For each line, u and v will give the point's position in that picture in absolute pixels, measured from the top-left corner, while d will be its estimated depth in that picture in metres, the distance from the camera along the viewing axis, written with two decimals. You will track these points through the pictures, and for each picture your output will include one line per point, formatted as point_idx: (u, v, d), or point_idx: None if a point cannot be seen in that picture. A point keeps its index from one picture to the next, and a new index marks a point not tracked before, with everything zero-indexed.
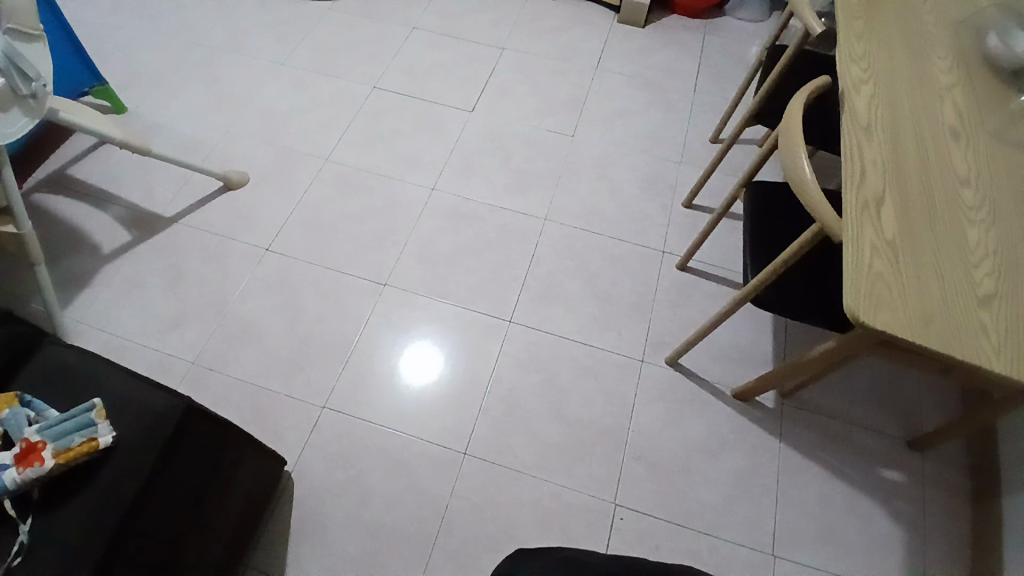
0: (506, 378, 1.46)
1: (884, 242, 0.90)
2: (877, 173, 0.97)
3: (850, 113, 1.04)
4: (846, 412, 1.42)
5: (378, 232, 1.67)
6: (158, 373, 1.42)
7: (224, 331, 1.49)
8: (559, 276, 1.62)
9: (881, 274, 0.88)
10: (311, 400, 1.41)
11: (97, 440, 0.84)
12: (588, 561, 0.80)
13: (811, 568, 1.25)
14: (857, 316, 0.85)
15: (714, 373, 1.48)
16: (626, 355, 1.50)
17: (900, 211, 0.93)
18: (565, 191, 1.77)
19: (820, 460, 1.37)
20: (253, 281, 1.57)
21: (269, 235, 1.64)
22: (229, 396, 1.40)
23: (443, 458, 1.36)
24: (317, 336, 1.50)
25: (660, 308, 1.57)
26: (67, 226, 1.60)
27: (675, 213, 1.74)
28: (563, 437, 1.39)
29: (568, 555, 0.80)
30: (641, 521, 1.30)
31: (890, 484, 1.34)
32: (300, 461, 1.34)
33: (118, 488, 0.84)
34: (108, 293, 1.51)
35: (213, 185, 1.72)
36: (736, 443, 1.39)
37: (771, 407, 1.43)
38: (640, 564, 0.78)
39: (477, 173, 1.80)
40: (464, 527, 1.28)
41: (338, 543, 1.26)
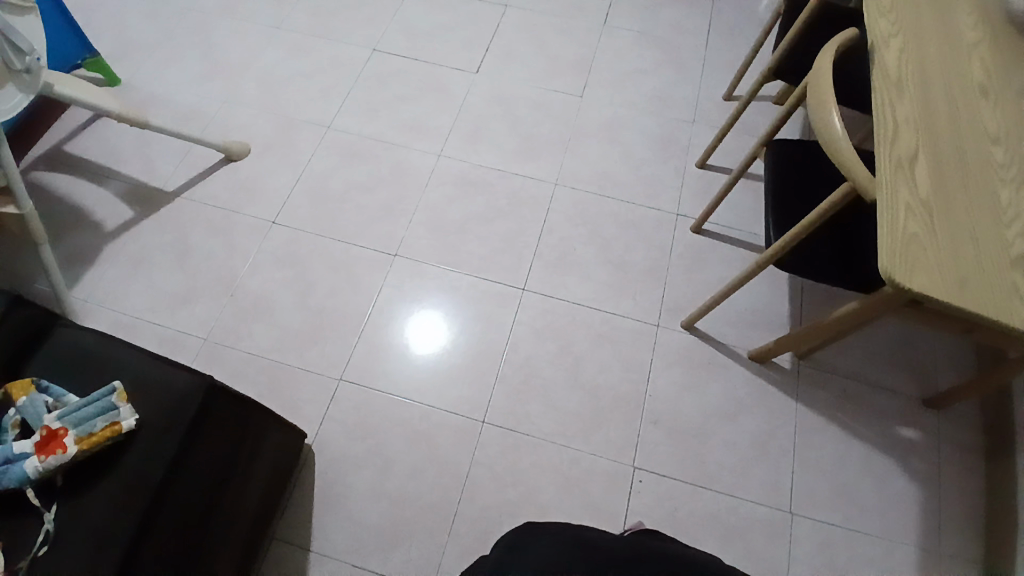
0: (522, 347, 1.46)
1: (918, 202, 0.88)
2: (910, 131, 0.94)
3: (880, 68, 1.00)
4: (863, 372, 1.42)
5: (385, 201, 1.64)
6: (171, 350, 1.41)
7: (234, 306, 1.47)
8: (572, 243, 1.59)
9: (916, 234, 0.86)
10: (328, 373, 1.41)
11: (120, 424, 0.83)
12: (597, 540, 0.78)
13: (827, 525, 1.27)
14: (891, 279, 0.83)
15: (730, 336, 1.47)
16: (642, 322, 1.49)
17: (933, 170, 0.91)
18: (576, 155, 1.73)
19: (837, 420, 1.37)
20: (261, 255, 1.54)
21: (275, 207, 1.61)
22: (244, 371, 1.40)
23: (462, 428, 1.36)
24: (330, 309, 1.48)
25: (675, 273, 1.56)
26: (68, 203, 1.57)
27: (688, 175, 1.70)
28: (580, 403, 1.39)
29: (578, 535, 0.79)
30: (661, 483, 1.31)
31: (907, 442, 1.35)
32: (320, 434, 1.35)
33: (143, 472, 0.84)
34: (115, 270, 1.49)
35: (213, 157, 1.67)
36: (754, 405, 1.39)
37: (788, 368, 1.43)
38: (650, 545, 0.75)
39: (485, 138, 1.75)
40: (486, 494, 1.30)
41: (362, 513, 1.28)
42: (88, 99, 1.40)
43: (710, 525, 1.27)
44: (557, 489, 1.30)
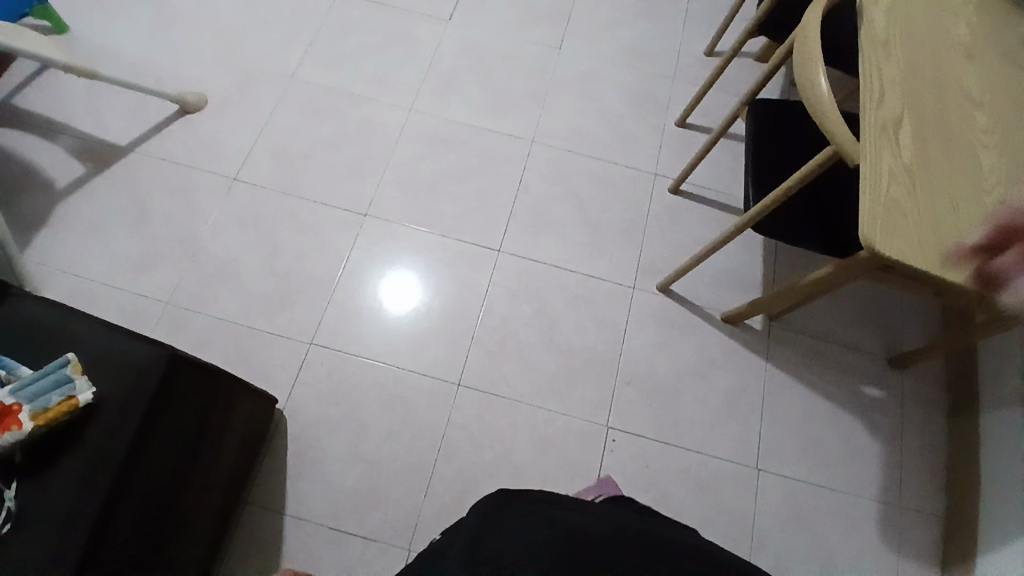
0: (498, 309, 1.44)
1: (901, 168, 0.87)
2: (895, 93, 0.92)
3: (868, 26, 0.97)
4: (832, 332, 1.45)
5: (355, 158, 1.57)
6: (133, 316, 1.35)
7: (197, 268, 1.41)
8: (549, 202, 1.56)
9: (897, 200, 0.85)
10: (299, 337, 1.37)
11: (77, 398, 0.79)
12: (571, 518, 0.76)
13: (793, 480, 1.32)
14: (872, 246, 0.83)
15: (705, 297, 1.48)
16: (618, 284, 1.48)
17: (916, 135, 0.90)
18: (552, 111, 1.68)
19: (806, 379, 1.41)
20: (224, 215, 1.47)
21: (237, 164, 1.53)
22: (211, 336, 1.35)
23: (438, 391, 1.35)
24: (299, 271, 1.43)
25: (652, 234, 1.54)
26: (10, 159, 1.46)
27: (667, 133, 1.67)
28: (556, 365, 1.39)
29: (552, 515, 0.77)
30: (635, 443, 1.33)
31: (871, 400, 1.39)
32: (292, 399, 1.32)
33: (107, 447, 0.81)
34: (67, 232, 1.41)
35: (168, 109, 1.57)
36: (727, 365, 1.41)
37: (760, 330, 1.45)
38: (626, 526, 0.75)
39: (457, 92, 1.68)
40: (462, 455, 1.30)
41: (338, 476, 1.27)
42: (29, 47, 1.27)
43: (681, 482, 1.30)
44: (533, 449, 1.32)
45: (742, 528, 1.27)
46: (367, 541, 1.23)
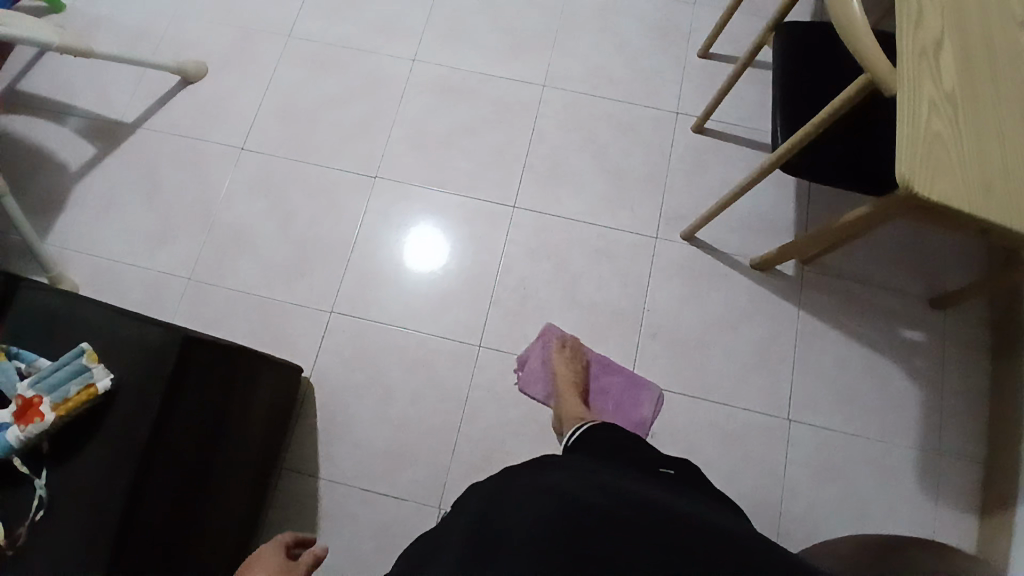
0: (516, 267, 1.40)
1: (942, 95, 0.77)
2: (936, 11, 0.81)
3: None
4: (870, 274, 1.37)
5: (361, 117, 1.52)
6: (157, 293, 1.37)
7: (214, 242, 1.41)
8: (564, 151, 1.49)
9: (939, 135, 0.76)
10: (319, 306, 1.38)
11: (95, 386, 0.81)
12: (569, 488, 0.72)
13: (826, 429, 1.28)
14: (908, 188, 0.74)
15: (733, 243, 1.40)
16: (640, 234, 1.42)
17: (960, 59, 0.79)
18: (564, 50, 1.57)
19: (841, 324, 1.34)
20: (233, 186, 1.46)
21: (243, 133, 1.50)
22: (234, 310, 1.37)
23: (460, 353, 1.35)
24: (314, 239, 1.42)
25: (675, 178, 1.46)
26: (25, 144, 1.47)
27: (689, 66, 1.55)
28: (578, 322, 1.37)
29: (548, 482, 0.73)
30: (661, 397, 1.31)
31: (910, 344, 1.32)
32: (317, 367, 1.34)
33: (129, 430, 0.84)
34: (87, 214, 1.42)
35: (170, 79, 1.54)
36: (757, 313, 1.36)
37: (792, 275, 1.38)
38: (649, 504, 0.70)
39: (463, 37, 1.59)
40: (487, 415, 1.31)
41: (367, 440, 1.30)
42: (25, 32, 1.24)
43: (709, 434, 1.28)
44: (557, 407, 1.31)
45: (773, 479, 1.25)
46: (399, 500, 1.26)
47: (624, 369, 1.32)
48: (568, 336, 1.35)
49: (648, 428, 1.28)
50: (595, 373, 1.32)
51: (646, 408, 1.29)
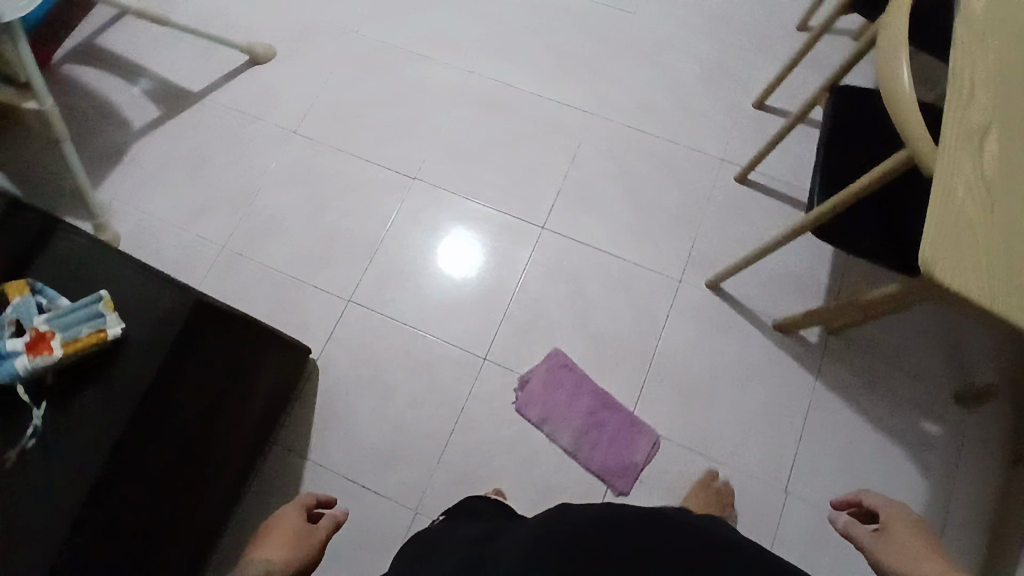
0: (534, 287, 1.41)
1: (980, 180, 0.75)
2: (988, 94, 0.79)
3: (965, 14, 0.83)
4: (896, 355, 1.31)
5: (408, 119, 1.56)
6: (189, 257, 1.44)
7: (251, 217, 1.47)
8: (601, 181, 1.49)
9: (971, 221, 0.73)
10: (337, 293, 1.41)
11: (105, 332, 0.86)
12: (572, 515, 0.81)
13: (822, 507, 1.23)
14: (927, 271, 0.71)
15: (758, 300, 1.37)
16: (663, 274, 1.40)
17: (1006, 148, 0.77)
18: (617, 83, 1.59)
19: (857, 402, 1.29)
20: (279, 167, 1.52)
21: (296, 118, 1.57)
22: (257, 284, 1.41)
23: (464, 362, 1.35)
24: (344, 228, 1.46)
25: (708, 224, 1.44)
26: (96, 99, 1.56)
27: (741, 115, 1.54)
28: (587, 351, 1.35)
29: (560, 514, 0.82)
30: (656, 442, 1.28)
31: (927, 437, 1.26)
32: (325, 352, 1.37)
33: (133, 377, 0.90)
34: (140, 172, 1.50)
35: (237, 58, 1.62)
36: (770, 374, 1.32)
37: (814, 342, 1.33)
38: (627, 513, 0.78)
39: (520, 56, 1.62)
40: (480, 428, 1.31)
41: (359, 432, 1.31)
42: None
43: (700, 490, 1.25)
44: (551, 434, 1.30)
45: None
46: (380, 496, 1.27)
47: (624, 409, 1.31)
48: (575, 365, 1.34)
49: (638, 472, 1.26)
50: (595, 407, 1.31)
51: (639, 452, 1.27)
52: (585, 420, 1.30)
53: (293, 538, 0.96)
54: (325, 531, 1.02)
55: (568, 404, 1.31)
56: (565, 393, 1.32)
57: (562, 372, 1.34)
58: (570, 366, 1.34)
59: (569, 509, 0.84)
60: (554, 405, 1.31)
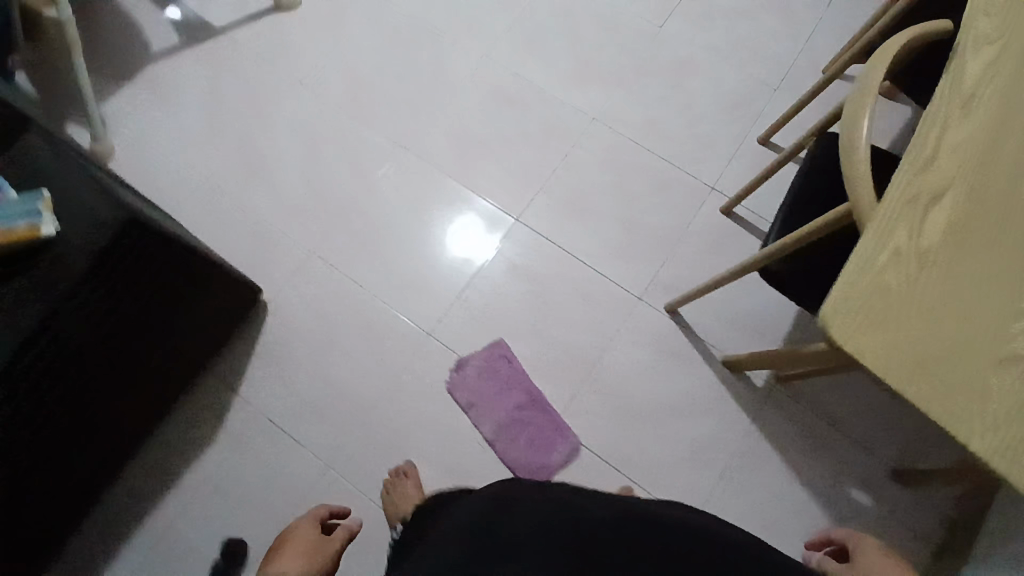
0: (495, 277, 1.40)
1: (914, 248, 0.68)
2: (951, 160, 0.73)
3: (953, 75, 0.78)
4: (840, 418, 1.29)
5: (413, 89, 1.57)
6: (175, 183, 1.48)
7: (240, 155, 1.51)
8: (586, 186, 1.47)
9: (890, 289, 0.66)
10: (304, 244, 1.43)
11: (39, 230, 0.91)
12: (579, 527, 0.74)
13: None
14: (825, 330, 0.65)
15: (713, 334, 1.34)
16: (626, 290, 1.38)
17: (955, 221, 0.70)
18: (626, 92, 1.56)
19: (788, 456, 1.27)
20: (279, 112, 1.55)
21: (306, 68, 1.59)
22: (232, 220, 1.45)
23: (409, 335, 1.36)
24: (326, 182, 1.48)
25: (683, 250, 1.41)
26: (122, 15, 1.61)
27: (744, 147, 1.50)
28: (531, 350, 1.35)
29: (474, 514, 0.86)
30: (576, 451, 1.28)
31: (853, 505, 1.24)
32: (279, 297, 1.39)
33: (56, 276, 0.95)
34: (149, 94, 1.55)
35: (264, 2, 1.65)
36: (708, 411, 1.30)
37: (759, 387, 1.31)
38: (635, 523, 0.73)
39: (537, 47, 1.61)
40: (409, 402, 1.32)
41: (294, 381, 1.34)
42: None
43: None
44: (476, 422, 1.30)
45: None
46: (297, 446, 1.30)
47: (552, 412, 1.30)
48: (515, 359, 1.34)
49: (550, 475, 1.26)
50: (524, 404, 1.31)
51: (555, 456, 1.27)
52: (511, 415, 1.30)
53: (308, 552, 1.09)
54: (338, 542, 1.14)
55: (499, 395, 1.31)
56: (497, 385, 1.32)
57: (499, 364, 1.33)
58: (509, 360, 1.34)
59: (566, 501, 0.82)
60: (485, 395, 1.32)
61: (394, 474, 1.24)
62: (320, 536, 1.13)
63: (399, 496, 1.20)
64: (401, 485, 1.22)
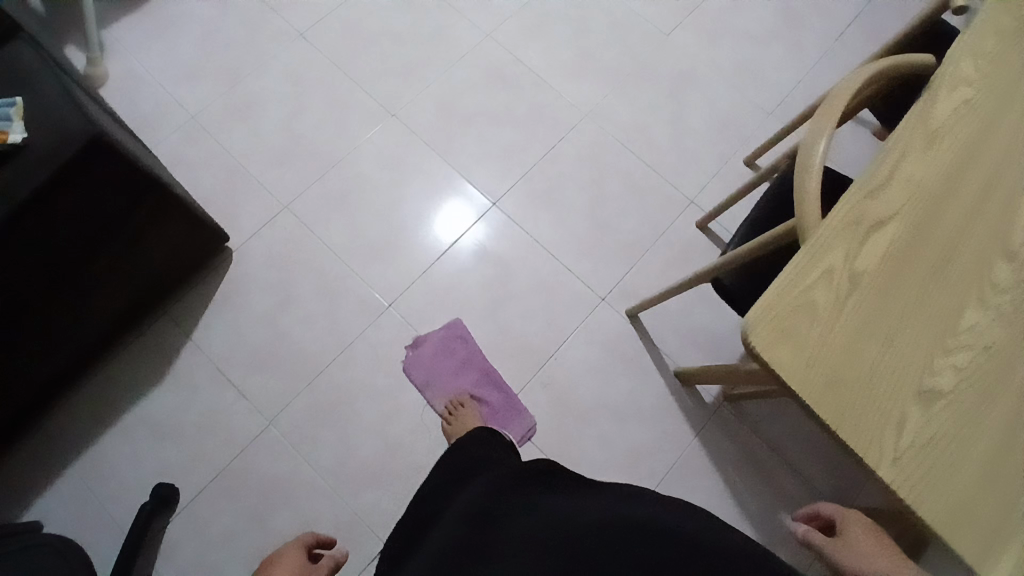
0: (462, 257, 1.40)
1: (847, 271, 0.68)
2: (902, 192, 0.73)
3: (923, 108, 0.78)
4: (782, 444, 1.30)
5: (412, 60, 1.57)
6: (160, 117, 1.47)
7: (230, 99, 1.50)
8: (567, 181, 1.47)
9: (816, 306, 0.67)
10: (278, 198, 1.43)
11: (6, 135, 0.92)
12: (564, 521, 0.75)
13: None
14: (746, 336, 0.65)
15: (669, 344, 1.35)
16: (589, 289, 1.39)
17: (895, 251, 0.70)
18: (623, 94, 1.56)
19: (726, 474, 1.27)
20: (276, 62, 1.54)
21: (309, 24, 1.59)
22: (210, 162, 1.44)
23: (368, 302, 1.36)
24: (311, 138, 1.48)
25: (652, 258, 1.42)
26: None
27: (728, 167, 1.51)
28: (487, 334, 1.35)
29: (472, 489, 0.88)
30: (531, 431, 1.27)
31: (784, 532, 1.24)
32: (244, 247, 1.39)
33: (17, 183, 0.94)
34: (151, 26, 1.55)
35: None
36: (651, 418, 1.30)
37: (707, 402, 1.32)
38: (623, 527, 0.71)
39: (542, 37, 1.61)
40: (357, 368, 1.31)
41: (247, 331, 1.33)
42: None
43: None
44: (432, 401, 1.30)
45: None
46: (238, 396, 1.29)
47: (508, 390, 1.30)
48: (470, 338, 1.34)
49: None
50: (479, 382, 1.31)
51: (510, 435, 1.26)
52: (465, 393, 1.29)
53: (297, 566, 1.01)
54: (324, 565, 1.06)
55: (455, 375, 1.31)
56: (453, 364, 1.32)
57: (455, 343, 1.33)
58: (465, 340, 1.34)
59: (565, 515, 0.77)
60: (440, 373, 1.31)
61: (451, 406, 1.27)
62: (307, 564, 1.03)
63: (461, 423, 1.23)
64: (461, 413, 1.25)
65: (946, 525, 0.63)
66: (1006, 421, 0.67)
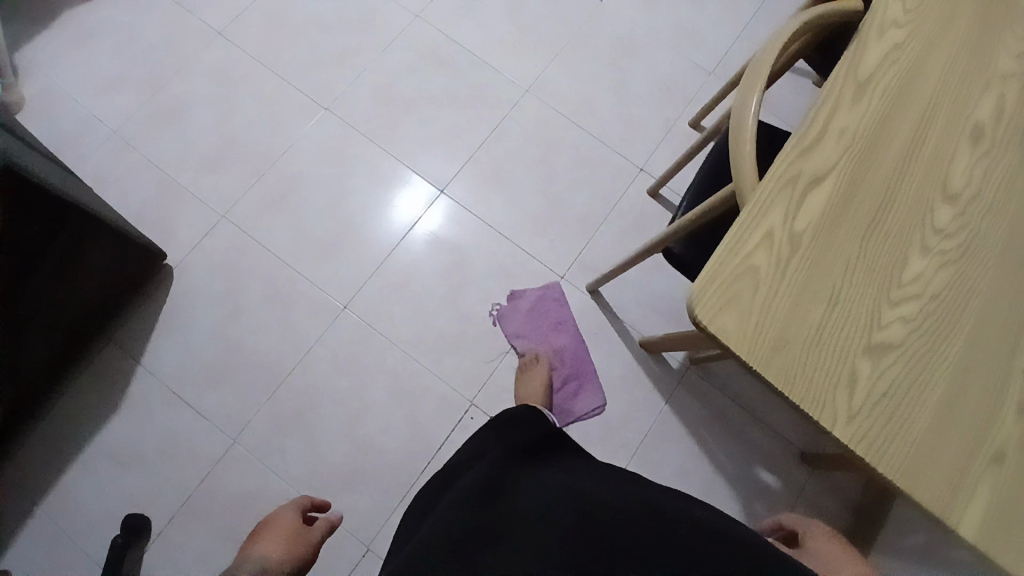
0: (414, 249, 1.37)
1: (786, 232, 0.68)
2: (836, 146, 0.72)
3: (852, 57, 0.77)
4: (751, 400, 1.31)
5: (340, 49, 1.50)
6: (81, 132, 1.39)
7: (153, 107, 1.42)
8: (515, 160, 1.44)
9: (758, 270, 0.66)
10: (214, 206, 1.37)
11: None
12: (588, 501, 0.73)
13: None
14: (691, 309, 0.65)
15: (631, 315, 1.35)
16: (547, 268, 1.37)
17: (834, 207, 0.70)
18: (563, 65, 1.53)
19: (699, 436, 1.28)
20: (199, 64, 1.46)
21: (228, 20, 1.51)
22: (138, 176, 1.37)
23: (323, 304, 1.32)
24: (243, 141, 1.41)
25: (607, 230, 1.40)
26: None
27: (675, 130, 1.49)
28: (448, 324, 1.32)
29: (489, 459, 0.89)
30: (600, 406, 1.28)
31: (760, 486, 1.26)
32: (186, 260, 1.33)
33: None
34: (59, 37, 1.45)
35: None
36: (621, 389, 1.30)
37: (674, 367, 1.32)
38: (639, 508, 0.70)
39: (476, 14, 1.56)
40: (319, 374, 1.28)
41: (199, 348, 1.29)
42: None
43: None
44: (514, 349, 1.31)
45: None
46: (198, 417, 1.24)
47: (588, 360, 1.31)
48: (566, 304, 1.35)
49: (569, 420, 1.27)
50: (564, 347, 1.32)
51: (579, 404, 1.28)
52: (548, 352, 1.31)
53: (287, 538, 1.03)
54: (319, 532, 1.08)
55: (545, 335, 1.32)
56: (545, 323, 1.33)
57: (550, 304, 1.34)
58: (561, 303, 1.34)
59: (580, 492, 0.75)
60: (533, 331, 1.32)
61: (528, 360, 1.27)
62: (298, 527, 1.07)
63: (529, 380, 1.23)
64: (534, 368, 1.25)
65: (903, 477, 0.63)
66: (956, 368, 0.67)
